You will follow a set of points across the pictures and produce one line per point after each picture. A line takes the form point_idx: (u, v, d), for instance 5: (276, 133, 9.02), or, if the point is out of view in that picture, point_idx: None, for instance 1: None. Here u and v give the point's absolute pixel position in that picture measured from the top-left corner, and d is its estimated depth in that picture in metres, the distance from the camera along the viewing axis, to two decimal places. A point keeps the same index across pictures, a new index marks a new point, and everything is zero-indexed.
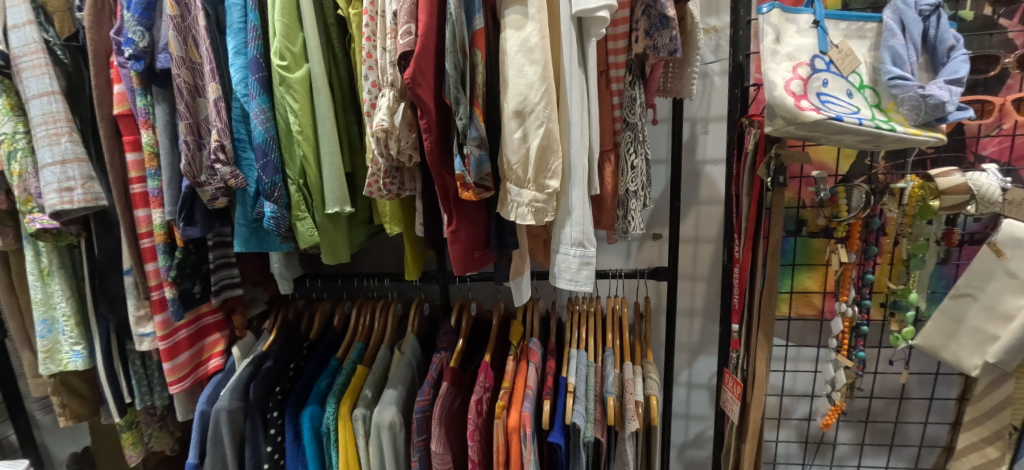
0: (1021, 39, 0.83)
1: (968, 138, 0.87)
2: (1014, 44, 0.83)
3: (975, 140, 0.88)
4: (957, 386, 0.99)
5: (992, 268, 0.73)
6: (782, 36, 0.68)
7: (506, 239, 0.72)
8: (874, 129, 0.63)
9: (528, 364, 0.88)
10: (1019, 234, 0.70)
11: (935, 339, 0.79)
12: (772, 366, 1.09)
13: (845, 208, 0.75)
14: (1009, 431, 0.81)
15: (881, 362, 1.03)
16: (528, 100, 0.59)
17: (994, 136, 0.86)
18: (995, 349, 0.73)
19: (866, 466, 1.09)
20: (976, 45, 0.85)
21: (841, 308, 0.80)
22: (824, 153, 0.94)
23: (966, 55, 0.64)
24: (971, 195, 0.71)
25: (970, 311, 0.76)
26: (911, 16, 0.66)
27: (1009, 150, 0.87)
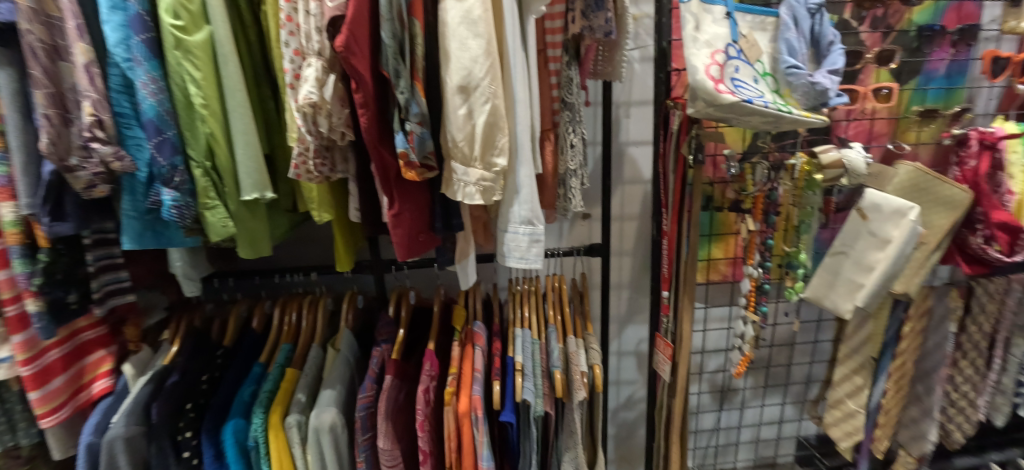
0: (870, 40, 1.01)
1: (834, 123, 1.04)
2: (864, 44, 1.01)
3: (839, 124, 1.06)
4: (834, 330, 1.20)
5: (859, 229, 0.88)
6: (701, 24, 0.73)
7: (453, 221, 0.69)
8: (776, 111, 0.71)
9: (474, 348, 0.87)
10: (877, 200, 0.85)
11: (820, 291, 0.93)
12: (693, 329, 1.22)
13: (751, 182, 0.88)
14: (871, 362, 1.03)
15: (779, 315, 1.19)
16: (473, 75, 0.57)
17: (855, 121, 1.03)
18: (862, 295, 0.87)
19: (767, 405, 1.27)
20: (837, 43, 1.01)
21: (748, 270, 0.92)
22: (731, 135, 1.06)
23: (843, 50, 0.75)
24: (845, 169, 0.83)
25: (843, 266, 0.90)
26: (801, 13, 0.76)
27: (865, 132, 1.06)
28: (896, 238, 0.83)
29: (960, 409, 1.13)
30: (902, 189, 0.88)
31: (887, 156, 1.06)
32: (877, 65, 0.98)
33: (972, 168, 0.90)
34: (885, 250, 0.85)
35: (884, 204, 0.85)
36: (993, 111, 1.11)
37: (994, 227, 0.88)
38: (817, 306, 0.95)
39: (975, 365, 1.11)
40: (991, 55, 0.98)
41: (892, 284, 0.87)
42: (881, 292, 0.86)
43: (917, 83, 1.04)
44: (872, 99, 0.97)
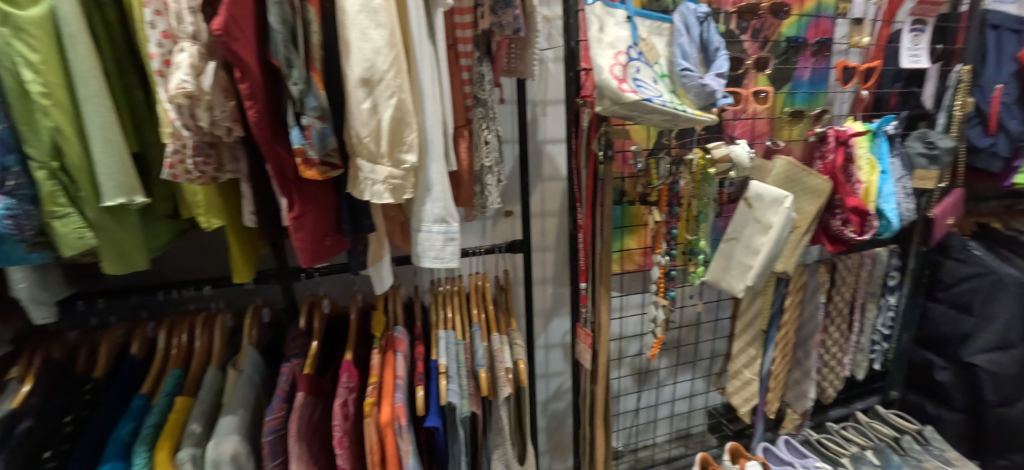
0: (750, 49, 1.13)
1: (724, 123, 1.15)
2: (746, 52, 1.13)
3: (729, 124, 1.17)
4: (731, 308, 1.34)
5: (746, 217, 0.98)
6: (605, 26, 0.77)
7: (361, 222, 0.66)
8: (673, 110, 0.76)
9: (395, 354, 0.84)
10: (760, 190, 0.96)
11: (717, 273, 1.03)
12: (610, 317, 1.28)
13: (655, 176, 0.93)
14: (760, 334, 1.15)
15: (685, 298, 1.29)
16: (376, 67, 0.54)
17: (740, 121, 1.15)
18: (751, 275, 0.96)
19: (679, 382, 1.39)
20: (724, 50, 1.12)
21: (657, 259, 0.98)
22: (637, 132, 1.12)
23: (727, 56, 0.83)
24: (733, 163, 0.93)
25: (735, 251, 1.00)
26: (691, 21, 0.83)
27: (749, 131, 1.18)
28: (775, 224, 0.94)
29: (831, 368, 1.32)
30: (779, 180, 0.99)
31: (768, 151, 1.20)
32: (755, 70, 1.11)
33: (831, 161, 1.04)
34: (766, 234, 0.95)
35: (764, 193, 0.95)
36: (849, 113, 1.30)
37: (849, 211, 1.02)
38: (716, 288, 1.05)
39: (841, 329, 1.30)
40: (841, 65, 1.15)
41: (774, 264, 0.98)
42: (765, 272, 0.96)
43: (789, 87, 1.18)
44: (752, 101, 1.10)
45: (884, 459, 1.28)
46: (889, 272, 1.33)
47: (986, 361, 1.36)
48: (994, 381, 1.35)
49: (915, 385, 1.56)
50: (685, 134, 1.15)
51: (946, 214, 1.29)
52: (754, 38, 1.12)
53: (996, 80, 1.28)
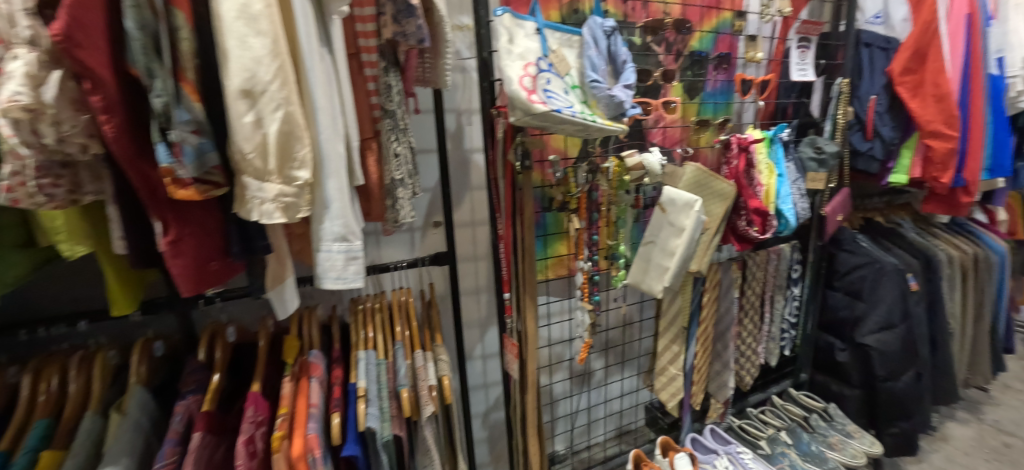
0: (665, 61, 1.23)
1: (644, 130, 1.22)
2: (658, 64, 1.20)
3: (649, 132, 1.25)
4: (654, 308, 1.41)
5: (661, 221, 1.02)
6: (515, 38, 0.77)
7: (255, 244, 0.60)
8: (584, 120, 0.78)
9: (309, 381, 0.79)
10: (672, 195, 1.01)
11: (637, 276, 1.06)
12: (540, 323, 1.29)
13: (573, 185, 0.94)
14: (681, 331, 1.22)
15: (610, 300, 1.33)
16: (258, 77, 0.50)
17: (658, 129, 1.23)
18: (668, 276, 1.01)
19: (612, 382, 1.43)
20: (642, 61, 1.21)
21: (580, 265, 1.00)
22: (558, 141, 1.13)
23: (633, 68, 0.86)
24: (645, 170, 0.95)
25: (653, 254, 1.04)
26: (599, 35, 0.85)
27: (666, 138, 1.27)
28: (688, 226, 0.98)
29: (747, 357, 1.41)
30: (690, 184, 1.05)
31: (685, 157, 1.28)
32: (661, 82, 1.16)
33: (735, 166, 1.12)
34: (680, 236, 0.99)
35: (676, 198, 1.00)
36: (754, 121, 1.42)
37: (752, 212, 1.10)
38: (637, 290, 1.08)
39: (753, 321, 1.40)
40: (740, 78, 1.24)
41: (688, 264, 1.03)
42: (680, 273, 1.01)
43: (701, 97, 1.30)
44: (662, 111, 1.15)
45: (795, 438, 1.39)
46: (792, 265, 1.45)
47: (875, 341, 1.52)
48: (882, 358, 1.52)
49: (821, 367, 1.71)
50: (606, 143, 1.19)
51: (836, 211, 1.43)
52: (666, 51, 1.21)
53: (870, 92, 1.45)
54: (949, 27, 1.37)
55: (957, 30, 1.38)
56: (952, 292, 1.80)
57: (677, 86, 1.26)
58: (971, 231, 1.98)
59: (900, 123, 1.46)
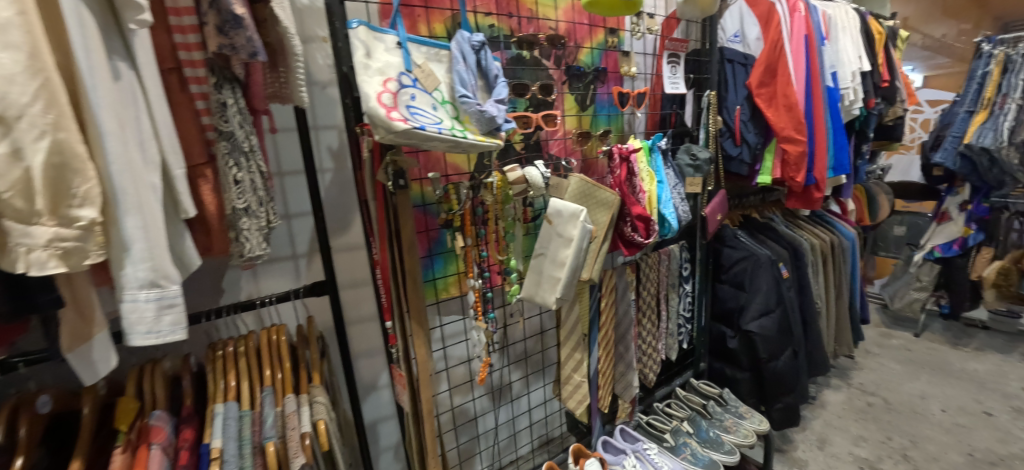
0: (556, 75, 1.33)
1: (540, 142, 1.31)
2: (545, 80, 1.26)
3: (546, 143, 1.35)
4: (553, 318, 1.43)
5: (550, 233, 1.03)
6: (372, 52, 0.74)
7: (35, 299, 0.50)
8: (451, 137, 0.75)
9: (149, 449, 0.67)
10: (558, 206, 1.02)
11: (531, 289, 1.05)
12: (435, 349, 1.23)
13: (455, 201, 0.90)
14: (582, 338, 1.24)
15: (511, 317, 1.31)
16: (11, 100, 0.40)
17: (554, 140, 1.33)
18: (559, 287, 1.01)
19: (530, 392, 1.43)
20: (533, 75, 1.30)
21: (471, 283, 0.97)
22: (454, 158, 1.13)
23: (505, 83, 0.85)
24: (527, 183, 0.96)
25: (545, 266, 1.04)
26: (466, 49, 0.82)
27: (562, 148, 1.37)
28: (575, 236, 1.00)
29: (649, 355, 1.48)
30: (574, 195, 1.08)
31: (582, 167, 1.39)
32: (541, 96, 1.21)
33: (619, 176, 1.15)
34: (569, 246, 1.00)
35: (562, 209, 1.01)
36: (640, 131, 1.55)
37: (635, 218, 1.14)
38: (533, 303, 1.07)
39: (651, 320, 1.47)
40: (616, 91, 1.34)
41: (579, 273, 1.04)
42: (570, 282, 1.02)
43: (592, 109, 1.42)
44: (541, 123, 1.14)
45: (695, 426, 1.48)
46: (682, 264, 1.55)
47: (758, 327, 1.67)
48: (765, 342, 1.67)
49: (717, 355, 1.84)
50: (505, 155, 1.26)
51: (715, 211, 1.54)
52: (555, 64, 1.33)
53: (735, 103, 1.61)
54: (793, 47, 1.55)
55: (799, 50, 1.55)
56: (817, 276, 2.04)
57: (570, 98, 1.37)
58: (828, 222, 2.27)
59: (761, 130, 1.63)
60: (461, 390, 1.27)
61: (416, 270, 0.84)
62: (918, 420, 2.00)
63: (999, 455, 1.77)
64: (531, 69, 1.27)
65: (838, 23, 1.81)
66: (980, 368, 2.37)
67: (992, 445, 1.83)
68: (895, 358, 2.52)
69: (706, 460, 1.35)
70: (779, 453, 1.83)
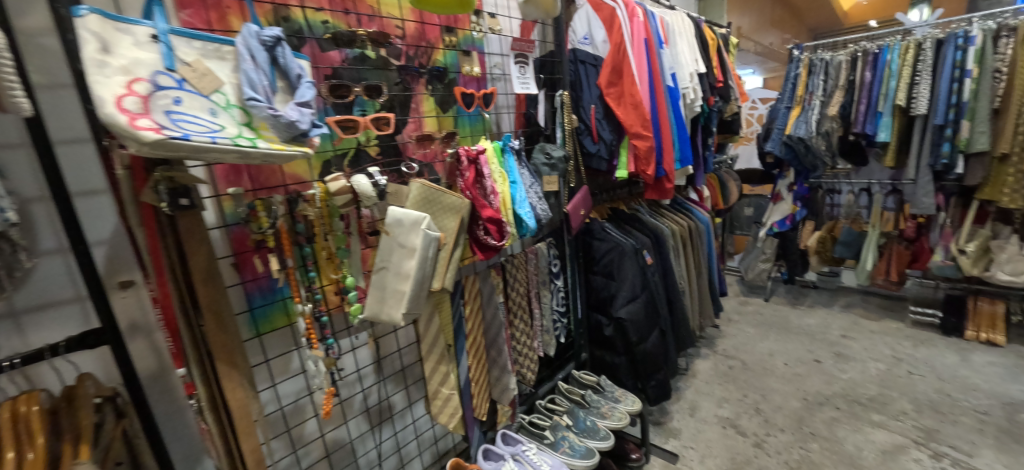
0: (410, 77, 1.27)
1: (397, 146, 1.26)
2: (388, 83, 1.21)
3: (407, 148, 1.30)
4: (413, 333, 1.35)
5: (391, 244, 0.96)
6: (113, 47, 0.60)
7: None
8: (233, 146, 0.65)
9: None
10: (399, 215, 0.96)
11: (374, 307, 0.98)
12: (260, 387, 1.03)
13: (264, 219, 0.80)
14: (445, 349, 1.22)
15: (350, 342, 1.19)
16: None
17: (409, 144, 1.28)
18: (404, 301, 0.96)
19: (407, 406, 1.36)
20: (382, 75, 1.21)
21: (299, 308, 0.87)
22: (296, 166, 1.04)
23: (310, 83, 0.77)
24: (352, 193, 0.87)
25: (387, 280, 0.97)
26: (254, 45, 0.72)
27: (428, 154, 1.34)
28: (417, 245, 0.94)
29: (525, 353, 1.54)
30: (416, 202, 1.04)
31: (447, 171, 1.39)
32: (367, 97, 1.07)
33: (468, 178, 1.14)
34: (411, 257, 0.95)
35: (403, 217, 0.95)
36: (513, 130, 1.65)
37: (487, 221, 1.14)
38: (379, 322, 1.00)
39: (524, 320, 1.51)
40: (459, 92, 1.30)
41: (426, 284, 0.99)
42: (416, 297, 0.97)
43: (454, 111, 1.42)
44: (371, 128, 1.04)
45: (574, 418, 1.53)
46: (552, 261, 1.62)
47: (627, 313, 1.77)
48: (634, 326, 1.78)
49: (596, 344, 1.92)
50: (360, 162, 1.19)
51: (578, 207, 1.61)
52: (410, 63, 1.28)
53: (589, 102, 1.69)
54: (635, 50, 1.67)
55: (641, 53, 1.68)
56: (678, 258, 2.23)
57: (430, 100, 1.34)
58: (688, 209, 2.51)
59: (614, 127, 1.72)
60: (330, 424, 1.17)
61: (225, 304, 0.76)
62: (767, 375, 2.29)
63: (825, 395, 2.09)
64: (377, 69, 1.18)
65: (674, 29, 1.99)
66: (812, 323, 2.81)
67: (820, 388, 2.15)
68: (750, 323, 2.88)
69: (582, 450, 1.39)
70: (657, 426, 1.97)
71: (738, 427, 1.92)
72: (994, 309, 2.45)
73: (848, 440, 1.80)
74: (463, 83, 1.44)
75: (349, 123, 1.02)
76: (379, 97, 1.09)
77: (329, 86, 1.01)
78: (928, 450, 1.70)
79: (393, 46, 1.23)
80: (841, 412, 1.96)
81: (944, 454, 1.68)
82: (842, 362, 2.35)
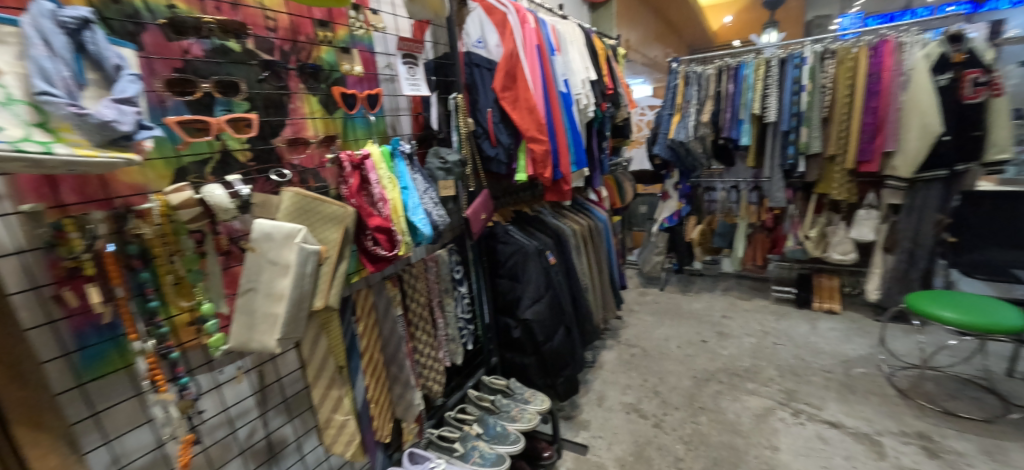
0: (287, 75, 1.17)
1: (272, 150, 1.14)
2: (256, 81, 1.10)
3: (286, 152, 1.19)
4: (295, 358, 1.23)
5: (259, 262, 0.97)
6: None
7: None
8: (17, 153, 0.51)
9: None
10: (268, 229, 0.96)
11: (243, 335, 0.98)
12: (89, 449, 0.85)
13: (77, 242, 0.74)
14: (335, 372, 1.16)
15: (213, 377, 1.04)
16: None
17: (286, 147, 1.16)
18: (279, 326, 0.98)
19: (299, 437, 1.25)
20: (247, 71, 1.08)
21: (137, 346, 0.79)
22: (132, 174, 0.87)
23: (135, 77, 0.67)
24: (202, 205, 0.83)
25: (256, 300, 0.98)
26: (49, 28, 0.59)
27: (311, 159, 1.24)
28: (292, 261, 0.97)
29: (429, 365, 1.52)
30: (290, 214, 1.05)
31: (335, 176, 1.30)
32: (220, 95, 0.99)
33: (353, 185, 1.16)
34: (286, 275, 0.97)
35: (275, 231, 0.97)
36: (410, 133, 1.60)
37: (376, 231, 1.19)
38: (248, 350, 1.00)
39: (425, 331, 1.51)
40: (338, 93, 1.21)
41: (304, 303, 1.02)
42: (292, 320, 1.00)
43: (342, 113, 1.33)
44: (227, 129, 0.95)
45: (484, 425, 1.51)
46: (453, 267, 1.65)
47: (533, 313, 1.79)
48: (541, 326, 1.80)
49: (505, 347, 1.91)
50: (227, 169, 1.06)
51: (477, 211, 1.59)
52: (284, 59, 1.17)
53: (486, 106, 1.68)
54: (527, 54, 1.69)
55: (533, 58, 1.71)
56: (580, 256, 2.33)
57: (312, 100, 1.24)
58: (588, 209, 2.63)
59: (511, 131, 1.74)
60: None
61: (32, 354, 0.64)
62: (664, 359, 2.49)
63: (711, 371, 2.33)
64: (242, 63, 1.06)
65: (566, 37, 2.07)
66: (698, 307, 3.12)
67: (707, 365, 2.38)
68: (648, 312, 3.11)
69: (493, 457, 1.37)
70: (568, 420, 2.03)
71: (640, 411, 2.04)
72: (832, 283, 2.95)
73: (729, 409, 2.01)
74: (349, 83, 1.35)
75: (202, 123, 0.93)
76: (236, 95, 1.02)
77: (167, 81, 0.91)
78: (790, 410, 1.97)
79: (262, 39, 1.11)
80: (723, 385, 2.19)
81: (802, 411, 1.96)
82: (723, 340, 2.64)
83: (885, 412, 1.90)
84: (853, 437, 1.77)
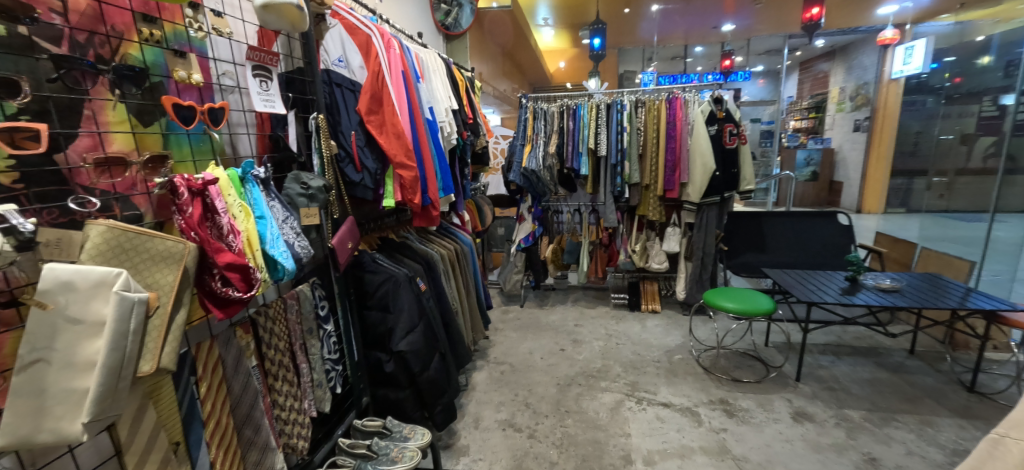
0: (88, 79, 0.91)
1: (62, 169, 0.88)
2: (34, 81, 0.84)
3: (82, 171, 0.92)
4: (107, 444, 0.96)
5: (52, 321, 0.73)
6: None
7: None
8: None
9: None
10: (67, 277, 0.73)
11: (23, 427, 0.72)
12: None
13: None
14: (170, 452, 0.94)
15: None
16: None
17: (83, 168, 0.91)
18: (88, 405, 0.75)
19: None
20: (22, 65, 0.82)
21: None
22: None
23: None
24: None
25: (49, 376, 0.73)
26: None
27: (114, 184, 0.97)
28: (109, 317, 0.76)
29: (292, 419, 1.34)
30: (97, 255, 0.81)
31: (158, 203, 1.05)
32: None
33: (191, 216, 0.96)
34: (101, 336, 0.76)
35: (78, 279, 0.74)
36: (254, 155, 1.40)
37: (224, 269, 0.98)
38: (31, 447, 0.74)
39: (287, 379, 1.33)
40: (170, 103, 1.00)
41: (128, 369, 0.79)
42: (108, 396, 0.77)
43: (162, 126, 1.09)
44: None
45: None
46: (317, 303, 1.48)
47: (406, 345, 1.71)
48: (416, 356, 1.73)
49: (377, 384, 1.80)
50: None
51: (344, 240, 1.47)
52: (78, 54, 0.91)
53: (349, 129, 1.57)
54: (393, 79, 1.66)
55: (399, 83, 1.68)
56: (449, 281, 2.32)
57: (120, 109, 0.99)
58: (453, 233, 2.66)
59: (378, 156, 1.66)
60: None
61: None
62: (531, 371, 2.63)
63: (571, 376, 2.56)
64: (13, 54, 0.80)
65: (428, 66, 2.10)
66: (554, 319, 3.40)
67: (568, 371, 2.61)
68: (511, 328, 3.26)
69: None
70: (446, 450, 1.98)
71: (514, 425, 2.12)
72: (653, 287, 3.57)
73: (589, 408, 2.23)
74: (177, 92, 1.13)
75: None
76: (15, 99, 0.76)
77: None
78: (635, 399, 2.30)
79: (43, 25, 0.85)
80: (582, 387, 2.43)
81: (643, 398, 2.30)
82: (577, 346, 2.94)
83: (699, 387, 2.36)
84: (680, 412, 2.16)
